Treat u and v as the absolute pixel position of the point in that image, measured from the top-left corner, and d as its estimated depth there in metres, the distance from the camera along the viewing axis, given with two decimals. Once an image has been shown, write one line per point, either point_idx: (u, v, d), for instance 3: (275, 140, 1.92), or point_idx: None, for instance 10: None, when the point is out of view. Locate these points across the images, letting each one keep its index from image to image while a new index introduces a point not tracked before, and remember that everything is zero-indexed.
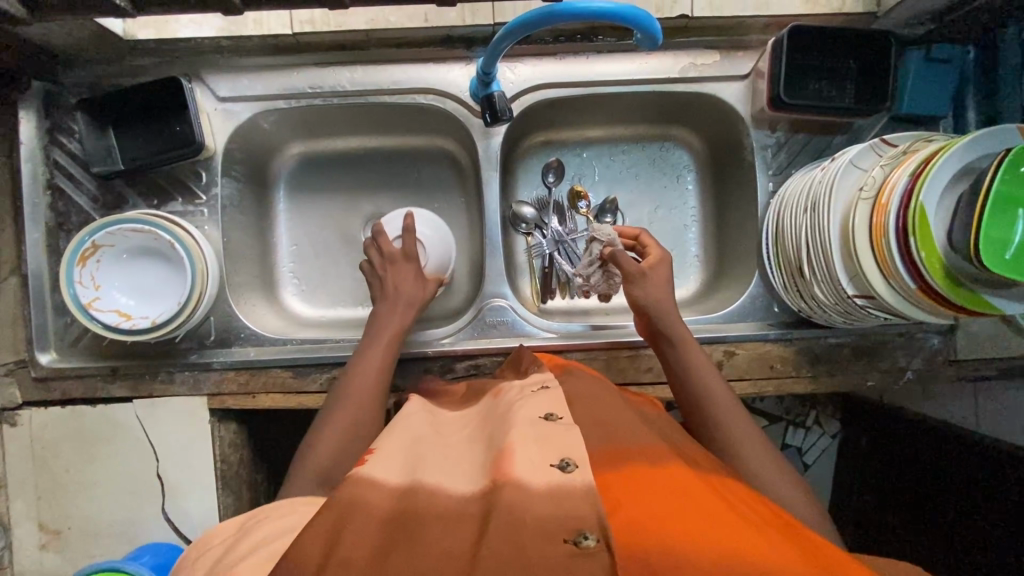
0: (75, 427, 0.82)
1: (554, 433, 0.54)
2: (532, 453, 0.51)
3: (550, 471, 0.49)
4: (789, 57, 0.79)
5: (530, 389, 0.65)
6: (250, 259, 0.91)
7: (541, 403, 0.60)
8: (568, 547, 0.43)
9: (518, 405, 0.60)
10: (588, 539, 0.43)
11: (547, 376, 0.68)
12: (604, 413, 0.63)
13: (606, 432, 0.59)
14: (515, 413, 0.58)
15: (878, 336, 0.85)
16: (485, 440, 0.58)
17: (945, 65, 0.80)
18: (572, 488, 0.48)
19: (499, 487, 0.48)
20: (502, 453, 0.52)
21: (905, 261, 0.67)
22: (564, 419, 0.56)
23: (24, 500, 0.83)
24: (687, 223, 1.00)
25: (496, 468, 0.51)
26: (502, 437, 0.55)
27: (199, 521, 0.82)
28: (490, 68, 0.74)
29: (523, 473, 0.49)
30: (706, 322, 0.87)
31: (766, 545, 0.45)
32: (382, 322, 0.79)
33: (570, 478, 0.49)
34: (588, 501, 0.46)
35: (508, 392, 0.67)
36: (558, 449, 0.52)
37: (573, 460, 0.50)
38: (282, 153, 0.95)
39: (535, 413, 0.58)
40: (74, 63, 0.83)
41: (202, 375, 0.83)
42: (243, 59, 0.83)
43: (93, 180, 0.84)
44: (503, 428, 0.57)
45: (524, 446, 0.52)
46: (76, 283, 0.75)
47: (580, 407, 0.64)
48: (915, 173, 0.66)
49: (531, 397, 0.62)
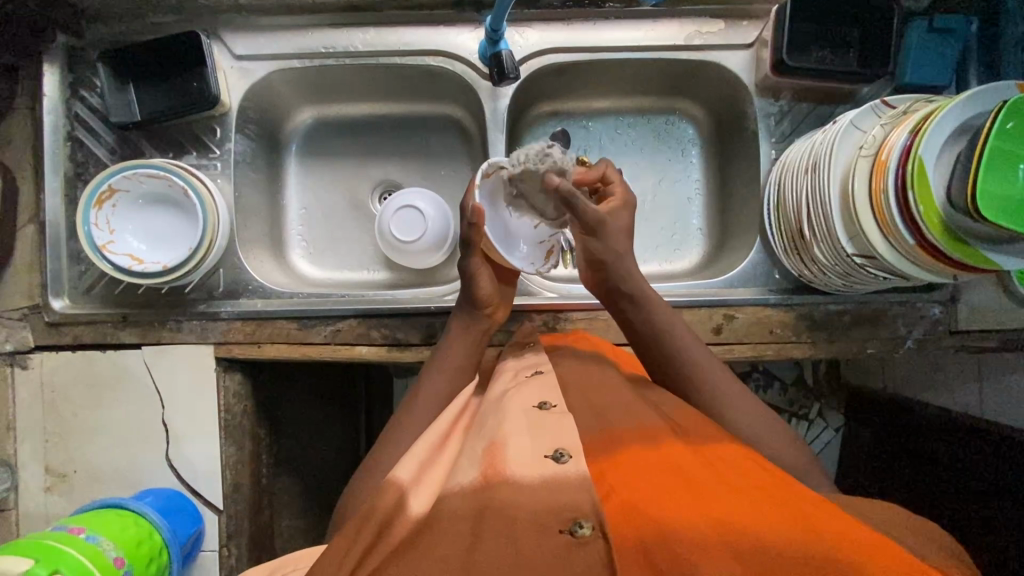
0: (85, 371, 0.84)
1: (549, 424, 0.56)
2: (526, 444, 0.54)
3: (544, 463, 0.52)
4: (792, 25, 0.81)
5: (523, 374, 0.66)
6: (260, 216, 0.93)
7: (533, 391, 0.60)
8: (565, 537, 0.47)
9: (512, 393, 0.61)
10: (583, 527, 0.47)
11: (541, 360, 0.69)
12: (597, 391, 0.64)
13: (599, 416, 0.60)
14: (508, 401, 0.60)
15: (878, 304, 0.86)
16: (478, 429, 0.59)
17: (947, 35, 0.81)
18: (566, 479, 0.50)
19: (492, 489, 0.51)
20: (495, 446, 0.54)
21: (904, 218, 0.67)
22: (559, 406, 0.58)
23: (32, 443, 0.84)
24: (691, 196, 1.01)
25: (489, 462, 0.53)
26: (496, 426, 0.56)
27: (201, 468, 0.83)
28: (499, 26, 0.77)
29: (518, 470, 0.51)
30: (706, 287, 0.88)
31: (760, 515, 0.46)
32: (466, 326, 0.76)
33: (565, 468, 0.51)
34: (582, 489, 0.49)
35: (500, 379, 0.68)
36: (552, 439, 0.54)
37: (567, 451, 0.52)
38: (294, 116, 0.97)
39: (529, 401, 0.59)
40: (98, 19, 0.86)
41: (210, 324, 0.85)
42: (259, 19, 0.86)
43: (111, 133, 0.87)
44: (496, 418, 0.58)
45: (517, 437, 0.54)
46: (91, 225, 0.78)
47: (575, 390, 0.64)
48: (914, 130, 0.67)
49: (523, 385, 0.62)
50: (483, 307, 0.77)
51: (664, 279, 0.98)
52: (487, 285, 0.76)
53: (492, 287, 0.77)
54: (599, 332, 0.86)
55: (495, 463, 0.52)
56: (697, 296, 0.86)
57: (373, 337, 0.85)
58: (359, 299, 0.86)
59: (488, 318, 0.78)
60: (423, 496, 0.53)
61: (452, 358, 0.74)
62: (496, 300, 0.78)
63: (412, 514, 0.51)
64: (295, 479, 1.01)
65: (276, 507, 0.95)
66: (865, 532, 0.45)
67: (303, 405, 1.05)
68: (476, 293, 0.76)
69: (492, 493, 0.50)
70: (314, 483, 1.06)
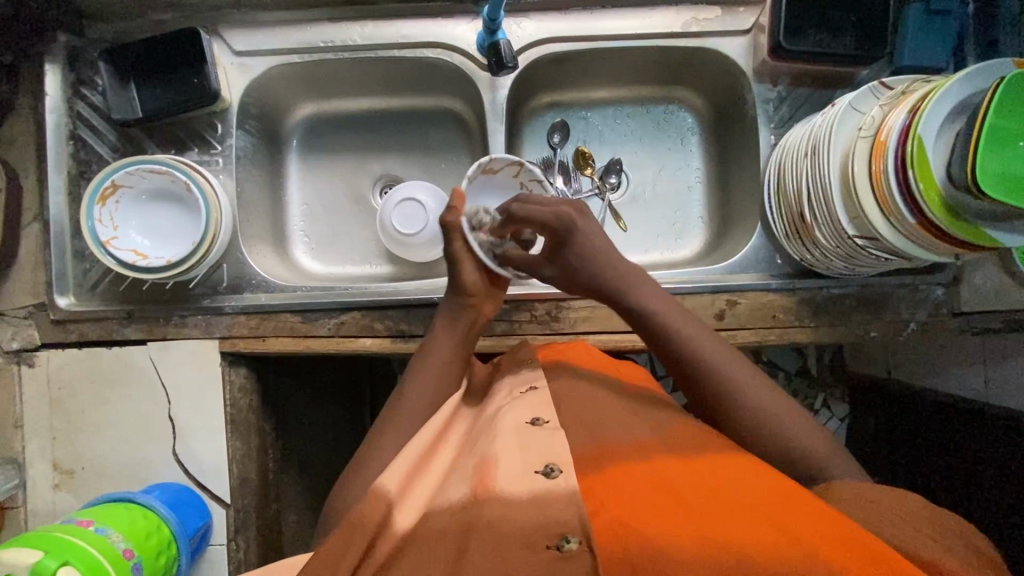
0: (90, 367, 0.84)
1: (539, 440, 0.56)
2: (517, 459, 0.54)
3: (534, 479, 0.52)
4: (788, 10, 0.82)
5: (517, 392, 0.66)
6: (262, 211, 0.94)
7: (523, 408, 0.61)
8: (552, 553, 0.47)
9: (504, 410, 0.62)
10: (569, 542, 0.47)
11: (535, 376, 0.69)
12: (591, 409, 0.64)
13: (591, 432, 0.60)
14: (500, 419, 0.60)
15: (880, 287, 0.85)
16: (470, 449, 0.60)
17: (945, 16, 0.81)
18: (556, 493, 0.51)
19: (484, 501, 0.51)
20: (487, 461, 0.55)
21: (905, 197, 0.67)
22: (550, 424, 0.59)
23: (40, 440, 0.84)
24: (691, 184, 1.01)
25: (481, 477, 0.54)
26: (487, 446, 0.57)
27: (208, 462, 0.83)
28: (497, 15, 0.77)
29: (509, 487, 0.52)
30: (709, 273, 0.88)
31: (747, 524, 0.46)
32: (445, 317, 0.76)
33: (554, 483, 0.52)
34: (570, 505, 0.50)
35: (495, 398, 0.68)
36: (541, 455, 0.55)
37: (557, 466, 0.53)
38: (294, 112, 0.98)
39: (522, 418, 0.59)
40: (98, 17, 0.86)
41: (215, 319, 0.86)
42: (258, 14, 0.86)
43: (113, 131, 0.87)
44: (488, 437, 0.58)
45: (507, 454, 0.55)
46: (95, 221, 0.79)
47: (568, 408, 0.64)
48: (912, 110, 0.67)
49: (515, 401, 0.63)
50: (468, 296, 0.76)
51: (666, 267, 0.98)
52: (471, 272, 0.76)
53: (477, 275, 0.76)
54: (601, 321, 0.86)
55: (486, 480, 0.53)
56: (698, 282, 0.86)
57: (376, 329, 0.85)
58: (361, 291, 0.86)
59: (474, 309, 0.77)
60: (409, 510, 0.54)
61: (436, 351, 0.73)
62: (482, 291, 0.77)
63: (396, 529, 0.52)
64: (302, 473, 1.01)
65: (283, 501, 0.95)
66: (859, 533, 0.45)
67: (309, 400, 1.05)
68: (462, 280, 0.76)
69: (485, 506, 0.51)
70: (320, 478, 1.06)
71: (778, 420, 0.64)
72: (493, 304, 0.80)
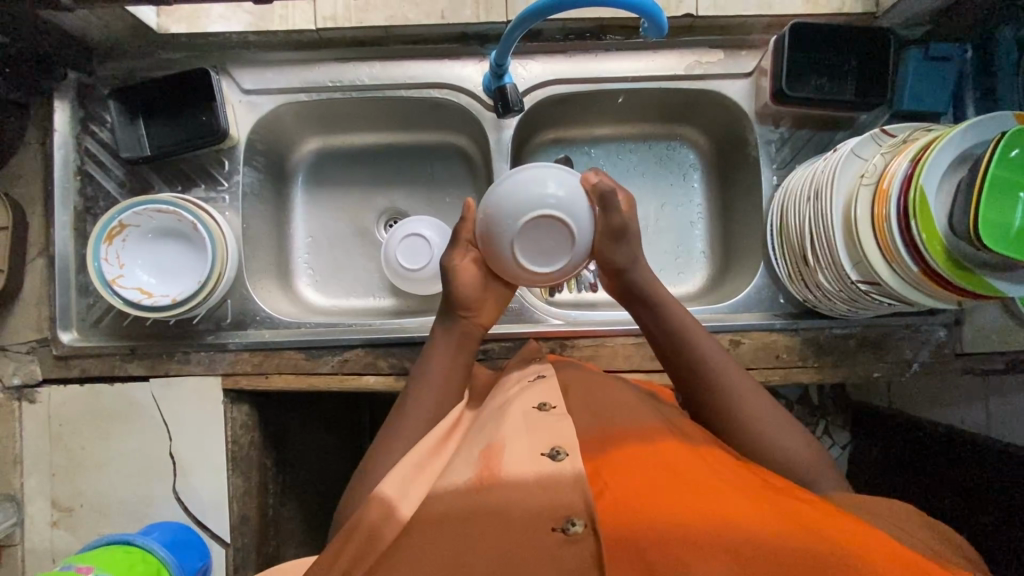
0: (91, 404, 0.84)
1: (546, 423, 0.55)
2: (523, 446, 0.53)
3: (541, 461, 0.52)
4: (791, 55, 0.83)
5: (525, 380, 0.66)
6: (268, 246, 0.94)
7: (533, 394, 0.60)
8: (557, 536, 0.47)
9: (513, 398, 0.61)
10: (575, 525, 0.47)
11: (545, 365, 0.69)
12: (598, 399, 0.63)
13: (598, 421, 0.59)
14: (507, 405, 0.59)
15: (883, 328, 0.86)
16: (476, 433, 0.59)
17: (944, 62, 0.82)
18: (560, 477, 0.50)
19: (488, 485, 0.51)
20: (492, 446, 0.54)
21: (905, 243, 0.68)
22: (557, 409, 0.57)
23: (38, 476, 0.84)
24: (693, 220, 1.02)
25: (484, 462, 0.53)
26: (494, 429, 0.56)
27: (208, 500, 0.83)
28: (504, 61, 0.78)
29: (512, 469, 0.51)
30: (713, 311, 0.89)
31: (751, 510, 0.47)
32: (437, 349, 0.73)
33: (561, 467, 0.51)
34: (577, 488, 0.49)
35: (505, 386, 0.68)
36: (549, 437, 0.54)
37: (563, 449, 0.52)
38: (299, 147, 0.99)
39: (529, 404, 0.58)
40: (111, 56, 0.88)
41: (218, 355, 0.85)
42: (268, 54, 0.88)
43: (121, 167, 0.88)
44: (497, 421, 0.58)
45: (513, 438, 0.54)
46: (101, 260, 0.80)
47: (576, 397, 0.64)
48: (914, 158, 0.68)
49: (526, 389, 0.62)
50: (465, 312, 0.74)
51: None
52: (468, 289, 0.73)
53: (475, 291, 0.73)
54: (604, 358, 0.86)
55: (491, 465, 0.52)
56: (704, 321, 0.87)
57: (380, 366, 0.85)
58: (364, 329, 0.86)
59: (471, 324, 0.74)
60: (413, 500, 0.53)
61: (438, 373, 0.70)
62: (479, 306, 0.74)
63: (401, 516, 0.52)
64: (301, 507, 1.00)
65: (282, 535, 0.94)
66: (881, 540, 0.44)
67: (309, 432, 1.05)
68: (457, 297, 0.73)
69: (488, 494, 0.50)
70: (321, 512, 1.05)
71: (795, 453, 0.61)
72: (492, 312, 0.76)
